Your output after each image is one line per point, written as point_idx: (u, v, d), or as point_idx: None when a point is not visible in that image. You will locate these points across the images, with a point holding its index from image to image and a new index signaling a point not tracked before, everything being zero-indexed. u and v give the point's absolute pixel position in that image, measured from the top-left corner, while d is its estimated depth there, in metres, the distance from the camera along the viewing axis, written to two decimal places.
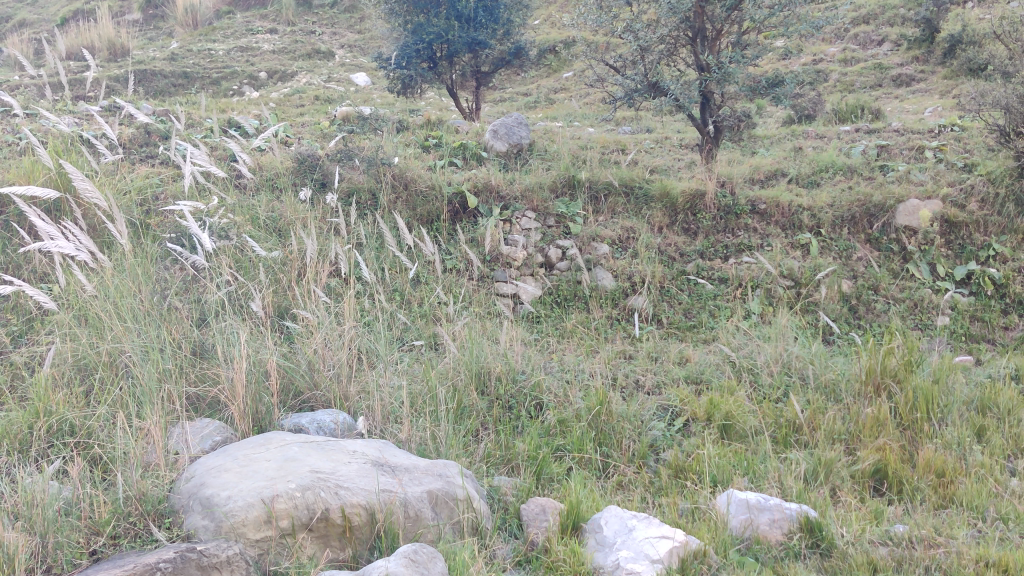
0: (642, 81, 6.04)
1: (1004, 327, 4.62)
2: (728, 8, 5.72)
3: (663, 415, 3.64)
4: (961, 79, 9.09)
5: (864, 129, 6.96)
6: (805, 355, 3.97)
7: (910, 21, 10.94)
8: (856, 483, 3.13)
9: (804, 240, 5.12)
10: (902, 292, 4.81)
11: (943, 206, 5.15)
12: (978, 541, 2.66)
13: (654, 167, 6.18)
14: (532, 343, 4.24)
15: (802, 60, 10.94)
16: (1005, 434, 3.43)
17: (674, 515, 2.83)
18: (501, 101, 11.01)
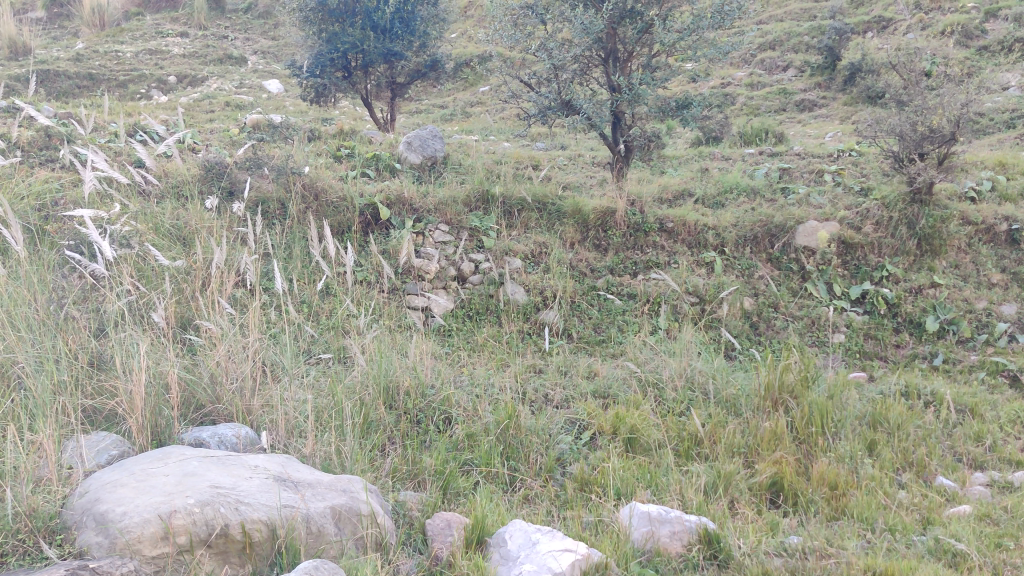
0: (556, 99, 6.11)
1: (896, 345, 4.82)
2: (639, 31, 5.91)
3: (571, 429, 3.68)
4: (859, 106, 9.48)
5: (768, 152, 7.19)
6: (709, 370, 4.07)
7: (813, 49, 11.38)
8: (753, 495, 3.23)
9: (709, 259, 5.26)
10: (801, 309, 4.97)
11: (840, 227, 5.35)
12: (866, 552, 2.76)
13: (567, 184, 6.26)
14: (442, 357, 4.24)
15: (711, 83, 11.26)
16: (894, 448, 3.58)
17: (578, 528, 2.86)
18: (416, 113, 11.02)
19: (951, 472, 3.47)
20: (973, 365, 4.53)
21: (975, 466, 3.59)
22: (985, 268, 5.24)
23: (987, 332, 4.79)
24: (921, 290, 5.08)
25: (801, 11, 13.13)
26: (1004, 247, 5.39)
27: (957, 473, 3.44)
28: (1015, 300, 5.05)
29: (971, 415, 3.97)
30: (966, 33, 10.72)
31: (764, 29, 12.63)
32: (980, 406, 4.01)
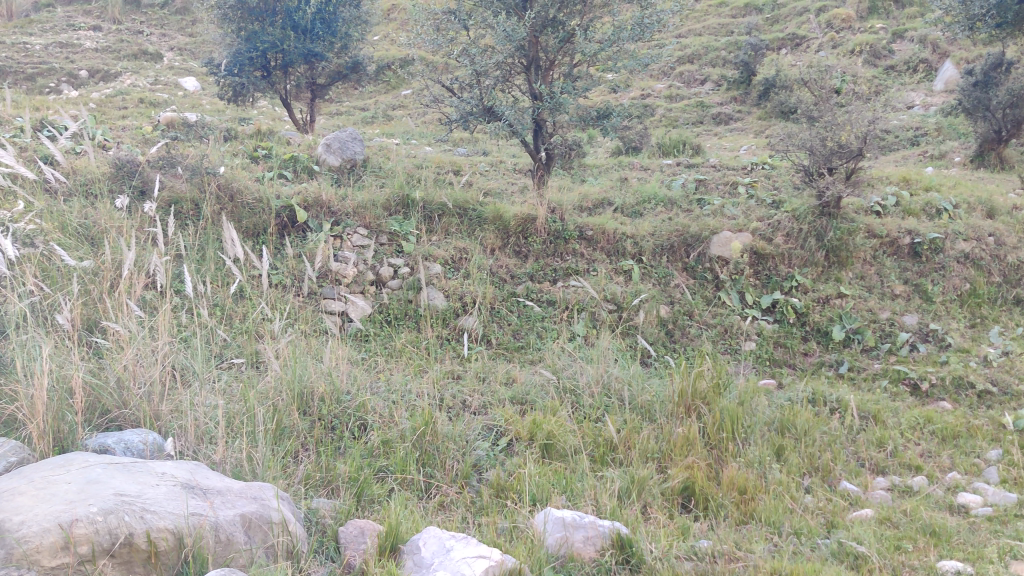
0: (477, 105, 6.11)
1: (804, 353, 4.95)
2: (561, 40, 5.96)
3: (488, 435, 3.68)
4: (773, 120, 9.74)
5: (685, 163, 7.32)
6: (625, 377, 4.11)
7: (730, 63, 11.67)
8: (665, 499, 3.27)
9: (627, 267, 5.32)
10: (714, 318, 5.07)
11: (753, 238, 5.48)
12: (773, 555, 2.83)
13: (488, 190, 6.27)
14: (358, 362, 4.19)
15: (631, 94, 11.42)
16: (801, 453, 3.68)
17: (493, 534, 2.86)
18: (337, 115, 10.92)
19: (854, 477, 3.59)
20: (877, 373, 4.69)
21: (877, 470, 3.72)
22: (888, 280, 5.43)
23: (890, 341, 4.96)
24: (828, 300, 5.24)
25: (718, 26, 13.44)
26: (907, 259, 5.61)
27: (860, 478, 3.56)
28: (917, 310, 5.25)
29: (874, 421, 4.11)
30: (874, 52, 11.11)
31: (683, 42, 12.88)
32: (882, 413, 4.15)
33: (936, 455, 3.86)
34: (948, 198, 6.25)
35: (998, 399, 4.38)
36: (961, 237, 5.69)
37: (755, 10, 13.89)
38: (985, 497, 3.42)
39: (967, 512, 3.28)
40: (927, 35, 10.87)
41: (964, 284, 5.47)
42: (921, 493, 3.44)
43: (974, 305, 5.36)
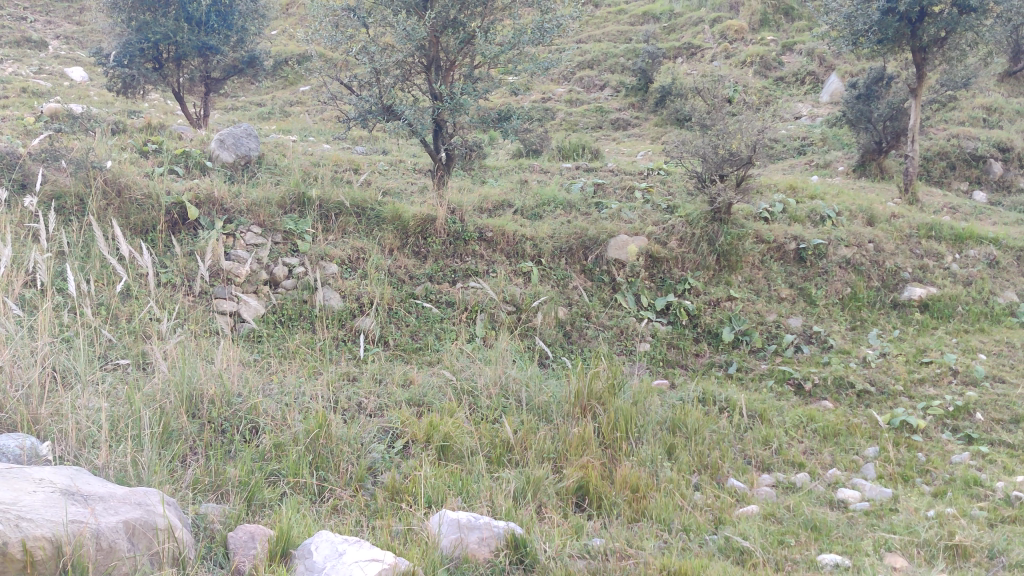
0: (376, 104, 6.04)
1: (696, 354, 5.07)
2: (461, 41, 5.96)
3: (384, 437, 3.65)
4: (669, 127, 9.97)
5: (584, 167, 7.42)
6: (522, 378, 4.13)
7: (628, 70, 11.90)
8: (560, 499, 3.31)
9: (526, 268, 5.34)
10: (611, 319, 5.14)
11: (648, 242, 5.59)
12: (663, 551, 2.90)
13: (387, 189, 6.22)
14: (250, 364, 4.10)
15: (532, 97, 11.50)
16: (691, 451, 3.78)
17: (387, 537, 2.83)
18: (232, 110, 10.67)
19: (741, 474, 3.71)
20: (764, 373, 4.85)
21: (762, 467, 3.85)
22: (776, 283, 5.62)
23: (776, 343, 5.13)
24: (718, 303, 5.38)
25: (617, 33, 13.69)
26: (792, 264, 5.82)
27: (747, 475, 3.69)
28: (801, 313, 5.45)
29: (760, 420, 4.24)
30: (764, 63, 11.50)
31: (582, 48, 13.08)
32: (768, 412, 4.30)
33: (818, 452, 4.02)
34: (831, 205, 6.52)
35: (875, 398, 4.59)
36: (843, 244, 5.95)
37: (653, 18, 14.21)
38: (862, 492, 3.58)
39: (846, 507, 3.43)
40: (814, 48, 11.32)
41: (845, 288, 5.71)
42: (803, 489, 3.58)
43: (855, 308, 5.60)
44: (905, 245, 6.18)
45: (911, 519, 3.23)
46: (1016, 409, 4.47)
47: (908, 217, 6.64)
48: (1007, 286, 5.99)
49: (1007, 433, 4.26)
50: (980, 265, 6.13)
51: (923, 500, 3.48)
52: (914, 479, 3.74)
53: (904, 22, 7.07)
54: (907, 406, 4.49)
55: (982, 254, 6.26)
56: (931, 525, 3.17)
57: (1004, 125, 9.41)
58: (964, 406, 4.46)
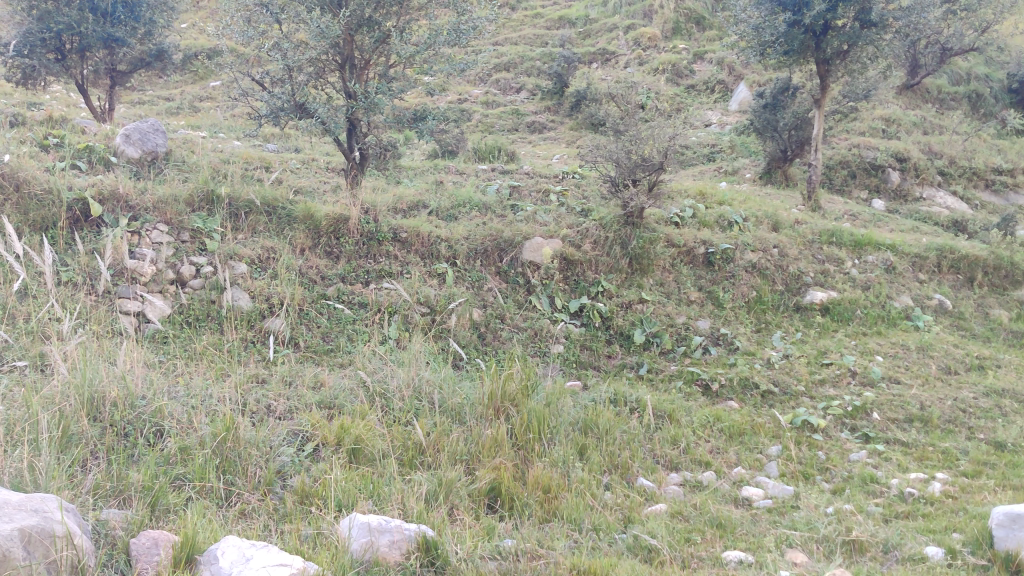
0: (289, 101, 5.92)
1: (608, 355, 5.13)
2: (376, 40, 5.91)
3: (293, 441, 3.59)
4: (584, 131, 10.09)
5: (500, 169, 7.44)
6: (436, 380, 4.12)
7: (544, 74, 11.99)
8: (472, 501, 3.31)
9: (440, 270, 5.32)
10: (525, 321, 5.16)
11: (562, 244, 5.63)
12: (573, 551, 2.93)
13: (299, 188, 6.12)
14: (155, 366, 3.99)
15: (448, 98, 11.47)
16: (602, 452, 3.83)
17: (296, 542, 2.79)
18: (139, 104, 10.37)
19: (650, 473, 3.78)
20: (673, 374, 4.94)
21: (671, 467, 3.93)
22: (685, 287, 5.74)
23: (685, 345, 5.24)
24: (630, 305, 5.45)
25: (533, 37, 13.77)
26: (701, 268, 5.96)
27: (655, 475, 3.76)
28: (709, 316, 5.58)
29: (669, 420, 4.32)
30: (676, 71, 11.73)
31: (498, 51, 13.12)
32: (677, 412, 4.38)
33: (724, 451, 4.12)
34: (738, 211, 6.69)
35: (779, 398, 4.74)
36: (749, 249, 6.11)
37: (568, 23, 14.36)
38: (765, 490, 3.69)
39: (750, 504, 3.53)
40: (724, 57, 11.60)
41: (752, 291, 5.86)
42: (710, 487, 3.66)
43: (760, 311, 5.76)
44: (808, 251, 6.38)
45: (811, 516, 3.34)
46: (910, 408, 4.67)
47: (810, 223, 6.86)
48: (902, 291, 6.24)
49: (901, 432, 4.45)
50: (878, 270, 6.37)
51: (822, 497, 3.60)
52: (815, 477, 3.88)
53: (809, 34, 7.31)
54: (808, 406, 4.64)
55: (880, 260, 6.52)
56: (830, 521, 3.28)
57: (901, 136, 9.82)
58: (862, 406, 4.64)
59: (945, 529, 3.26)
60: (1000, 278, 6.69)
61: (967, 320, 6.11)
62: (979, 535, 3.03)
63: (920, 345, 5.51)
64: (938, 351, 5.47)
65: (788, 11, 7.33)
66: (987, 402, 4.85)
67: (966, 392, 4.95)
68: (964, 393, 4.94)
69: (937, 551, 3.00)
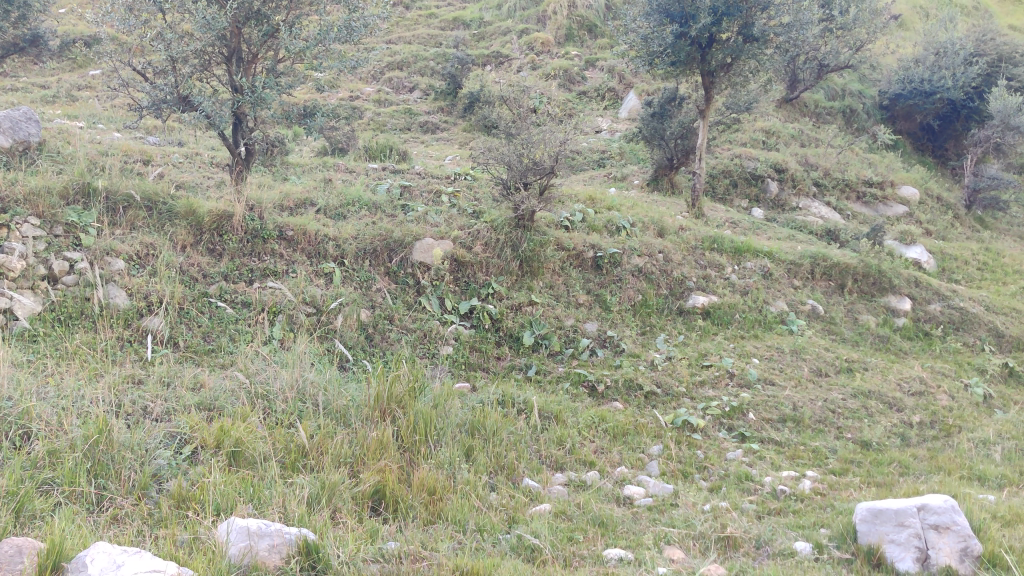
0: (172, 93, 5.76)
1: (497, 357, 5.15)
2: (265, 34, 5.78)
3: (170, 444, 3.47)
4: (476, 133, 10.11)
5: (390, 168, 7.38)
6: (321, 382, 4.05)
7: (438, 75, 11.98)
8: (356, 504, 3.27)
9: (328, 269, 5.23)
10: (414, 322, 5.12)
11: (453, 246, 5.62)
12: (457, 552, 2.94)
13: (181, 183, 5.93)
14: (23, 366, 3.80)
15: (339, 95, 11.32)
16: (489, 453, 3.84)
17: (171, 547, 2.71)
18: (10, 90, 9.86)
19: (535, 474, 3.82)
20: (560, 376, 5.01)
21: (556, 467, 3.98)
22: (574, 290, 5.81)
23: (572, 347, 5.31)
24: (520, 307, 5.48)
25: (427, 37, 13.73)
26: (589, 271, 6.05)
27: (541, 475, 3.80)
28: (596, 318, 5.67)
29: (555, 421, 4.37)
30: (568, 77, 11.89)
31: (392, 49, 13.03)
32: (563, 413, 4.42)
33: (608, 451, 4.20)
34: (626, 217, 6.82)
35: (661, 399, 4.86)
36: (636, 253, 6.23)
37: (463, 24, 14.39)
38: (646, 489, 3.78)
39: (631, 503, 3.61)
40: (615, 65, 11.83)
41: (637, 295, 5.99)
42: (593, 487, 3.73)
43: (645, 314, 5.89)
44: (691, 256, 6.56)
45: (689, 513, 3.44)
46: (784, 408, 4.87)
47: (694, 230, 7.05)
48: (778, 296, 6.49)
49: (775, 431, 4.63)
50: (756, 276, 6.61)
51: (700, 495, 3.71)
52: (693, 475, 4.00)
53: (695, 46, 7.54)
54: (689, 407, 4.78)
55: (758, 266, 6.76)
56: (706, 518, 3.38)
57: (780, 148, 10.21)
58: (739, 407, 4.81)
59: (813, 524, 3.40)
60: (868, 286, 6.96)
61: (838, 325, 6.41)
62: (843, 531, 3.17)
63: (794, 348, 5.75)
64: (811, 354, 5.71)
65: (675, 23, 7.51)
66: (855, 403, 5.09)
67: (836, 394, 5.20)
68: (834, 394, 5.17)
69: (805, 546, 3.13)
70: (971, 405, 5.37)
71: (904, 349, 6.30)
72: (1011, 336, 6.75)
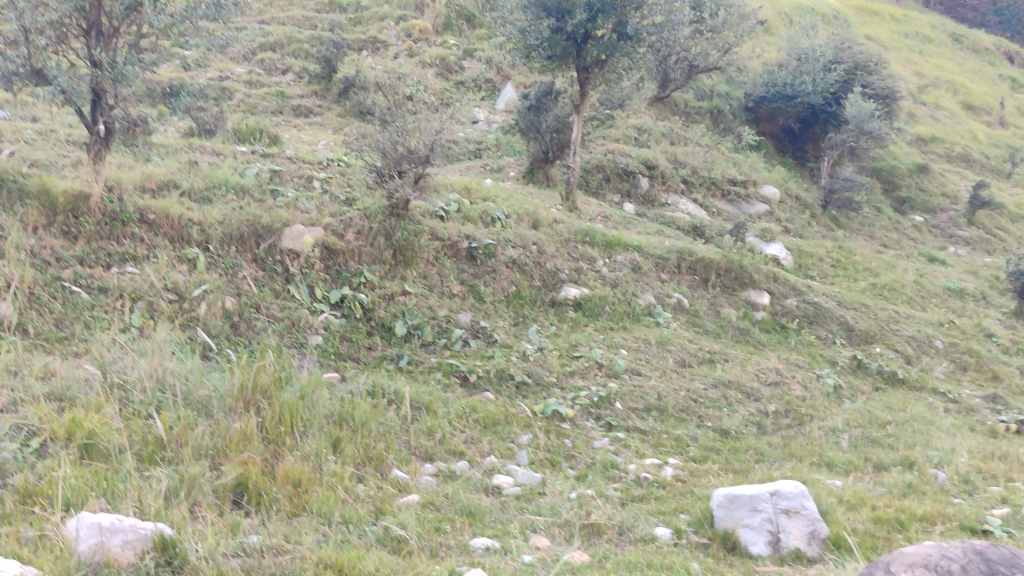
0: (24, 66, 5.40)
1: (367, 347, 5.08)
2: (127, 7, 5.50)
3: (17, 436, 3.27)
4: (351, 119, 9.97)
5: (260, 152, 7.18)
6: (182, 371, 3.89)
7: (312, 58, 11.74)
8: (216, 497, 3.17)
9: (192, 255, 5.04)
10: (282, 311, 5.00)
11: (324, 233, 5.50)
12: (322, 545, 2.90)
13: (33, 161, 5.61)
14: None
15: (208, 74, 10.93)
16: (357, 444, 3.79)
17: (15, 546, 2.56)
18: None
19: (404, 465, 3.80)
20: (432, 366, 4.99)
21: (425, 457, 3.97)
22: (448, 280, 5.80)
23: (445, 337, 5.30)
24: (392, 297, 5.43)
25: (302, 19, 13.41)
26: (464, 261, 6.03)
27: (409, 466, 3.79)
28: (470, 309, 5.67)
29: (426, 411, 4.34)
30: (445, 66, 11.83)
31: (264, 29, 12.67)
32: (434, 403, 4.39)
33: (478, 441, 4.21)
34: (500, 208, 6.84)
35: (532, 389, 4.93)
36: (510, 245, 6.27)
37: (338, 9, 14.14)
38: (515, 478, 3.82)
39: (499, 493, 3.65)
40: (492, 57, 11.87)
41: (511, 286, 6.03)
42: (462, 477, 3.74)
43: (518, 305, 5.94)
44: (564, 249, 6.65)
45: (555, 502, 3.50)
46: (649, 398, 5.00)
47: (567, 223, 7.14)
48: (646, 290, 6.67)
49: (640, 420, 4.76)
50: (625, 270, 6.76)
51: (567, 483, 3.79)
52: (561, 464, 4.07)
53: (571, 41, 7.60)
54: (558, 397, 4.86)
55: (628, 260, 6.92)
56: (572, 506, 3.45)
57: (651, 145, 10.47)
58: (606, 396, 4.91)
59: (674, 510, 3.52)
60: (730, 280, 7.22)
61: (701, 318, 6.63)
62: (701, 516, 3.28)
63: (660, 339, 5.92)
64: (675, 345, 5.89)
65: (552, 18, 7.57)
66: (715, 393, 5.29)
67: (698, 384, 5.38)
68: (696, 384, 5.36)
69: (665, 531, 3.23)
70: (822, 395, 5.67)
71: (762, 342, 6.59)
72: (860, 330, 7.14)
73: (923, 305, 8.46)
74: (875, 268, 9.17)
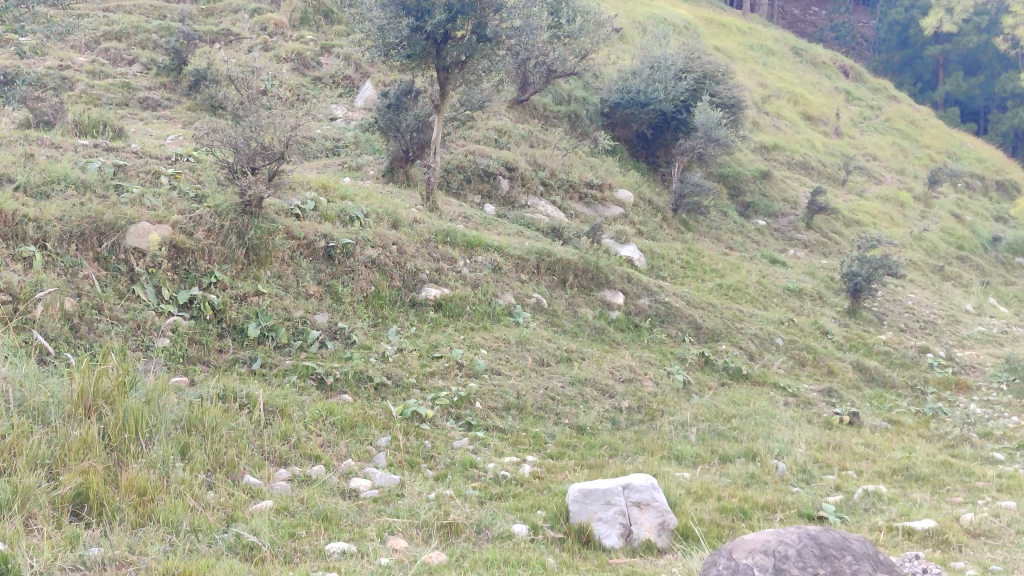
0: None
1: (218, 350, 4.92)
2: None
3: None
4: (202, 113, 9.64)
5: (102, 145, 6.84)
6: (15, 376, 3.65)
7: (161, 49, 11.29)
8: (54, 509, 3.01)
9: (27, 253, 4.73)
10: (126, 312, 4.77)
11: (172, 231, 5.28)
12: (168, 555, 2.79)
13: None
14: None
15: (46, 62, 10.33)
16: (207, 450, 3.66)
17: None
18: None
19: (257, 470, 3.71)
20: (287, 368, 4.88)
21: (279, 462, 3.89)
22: (303, 280, 5.68)
23: (301, 339, 5.20)
24: (245, 297, 5.28)
25: (150, 8, 12.85)
26: (321, 261, 5.92)
27: (262, 471, 3.70)
28: (326, 310, 5.58)
29: (280, 415, 4.23)
30: (302, 61, 11.59)
31: (109, 17, 12.08)
32: (288, 407, 4.29)
33: (334, 444, 4.15)
34: (359, 206, 6.74)
35: (391, 390, 4.90)
36: (368, 245, 6.20)
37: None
38: (372, 480, 3.78)
39: (356, 496, 3.61)
40: (350, 54, 11.74)
41: (370, 286, 5.97)
42: (317, 481, 3.68)
43: (376, 306, 5.89)
44: (424, 248, 6.63)
45: (414, 502, 3.49)
46: (508, 397, 5.06)
47: (427, 222, 7.11)
48: (506, 290, 6.75)
49: (499, 419, 4.81)
50: (486, 270, 6.81)
51: (425, 483, 3.78)
52: (419, 465, 4.07)
53: (430, 41, 7.58)
54: (418, 397, 4.84)
55: (488, 260, 6.97)
56: (430, 506, 3.45)
57: (510, 147, 10.59)
58: (466, 396, 4.93)
59: (531, 506, 3.57)
60: (587, 281, 7.40)
61: (559, 318, 6.77)
62: (557, 511, 3.34)
63: (519, 339, 6.00)
64: (534, 344, 5.98)
65: (411, 16, 7.49)
66: (572, 390, 5.40)
67: (555, 382, 5.48)
68: (554, 382, 5.46)
69: (522, 528, 3.27)
70: (673, 391, 5.88)
71: (617, 340, 6.78)
72: (708, 328, 7.45)
73: (765, 304, 8.90)
74: (722, 269, 9.58)
